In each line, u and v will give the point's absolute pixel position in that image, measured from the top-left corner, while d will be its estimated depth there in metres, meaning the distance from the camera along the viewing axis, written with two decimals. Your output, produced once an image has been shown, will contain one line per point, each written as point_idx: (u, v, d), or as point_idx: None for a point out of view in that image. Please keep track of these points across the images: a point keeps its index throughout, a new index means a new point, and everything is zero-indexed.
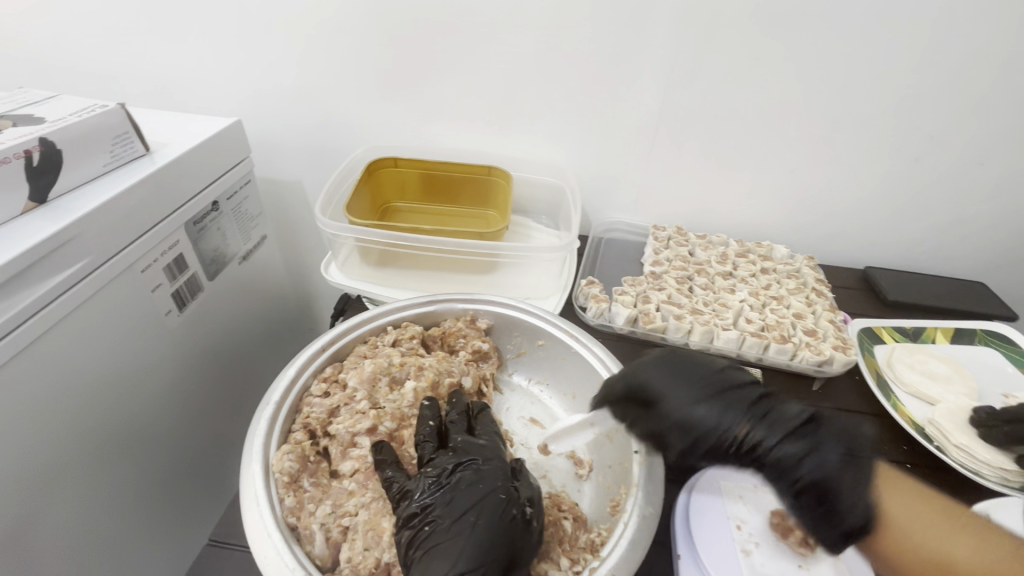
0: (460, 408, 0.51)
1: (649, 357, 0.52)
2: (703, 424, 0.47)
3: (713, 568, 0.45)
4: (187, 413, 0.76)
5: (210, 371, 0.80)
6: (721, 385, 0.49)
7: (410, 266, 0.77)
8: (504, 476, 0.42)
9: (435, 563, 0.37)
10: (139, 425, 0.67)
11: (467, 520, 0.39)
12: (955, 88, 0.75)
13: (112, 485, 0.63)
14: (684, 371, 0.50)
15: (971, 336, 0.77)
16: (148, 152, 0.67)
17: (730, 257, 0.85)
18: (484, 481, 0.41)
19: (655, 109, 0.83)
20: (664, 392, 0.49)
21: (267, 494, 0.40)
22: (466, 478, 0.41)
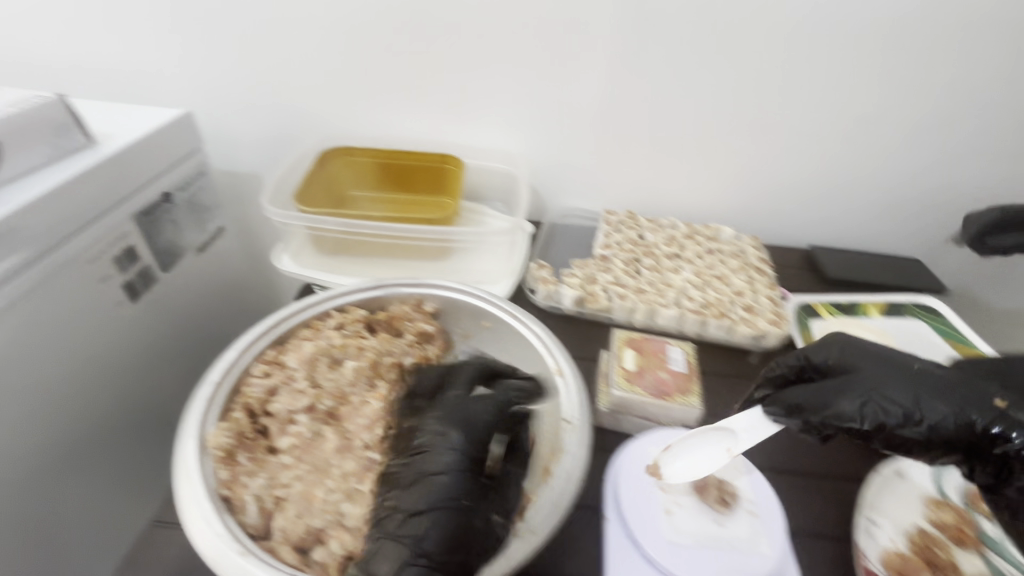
0: (463, 377, 0.50)
1: (833, 345, 0.53)
2: (923, 399, 0.45)
3: (637, 531, 0.47)
4: (129, 406, 0.73)
5: (160, 362, 0.78)
6: (935, 379, 0.46)
7: (362, 253, 0.78)
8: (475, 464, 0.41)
9: (390, 554, 0.37)
10: (95, 415, 0.67)
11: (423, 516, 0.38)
12: (881, 72, 0.78)
13: (64, 473, 0.64)
14: (890, 354, 0.50)
15: (900, 308, 0.81)
16: (94, 144, 0.67)
17: (678, 239, 0.88)
18: (451, 470, 0.40)
19: (603, 97, 0.85)
20: (869, 370, 0.48)
21: (200, 468, 0.42)
22: (431, 466, 0.40)
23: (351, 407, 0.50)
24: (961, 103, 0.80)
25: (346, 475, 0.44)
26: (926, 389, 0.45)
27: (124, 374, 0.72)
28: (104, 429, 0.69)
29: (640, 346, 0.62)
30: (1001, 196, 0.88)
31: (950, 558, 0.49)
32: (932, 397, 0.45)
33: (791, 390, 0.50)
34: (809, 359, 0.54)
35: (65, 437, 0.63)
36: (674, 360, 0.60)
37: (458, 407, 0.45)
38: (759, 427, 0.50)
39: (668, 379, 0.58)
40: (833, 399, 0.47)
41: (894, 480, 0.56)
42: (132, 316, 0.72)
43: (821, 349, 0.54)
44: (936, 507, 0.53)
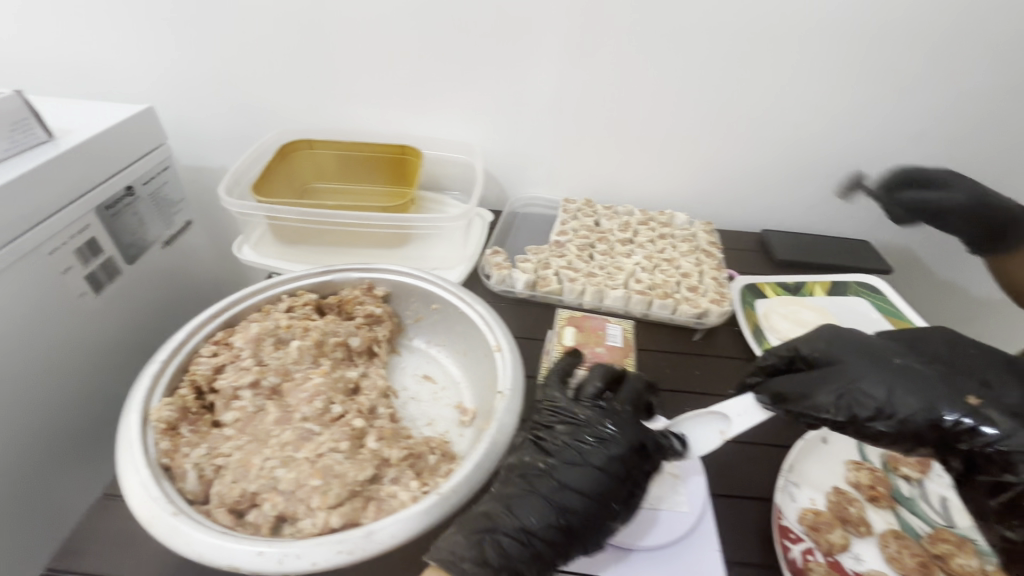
0: (599, 377, 0.53)
1: (822, 337, 0.54)
2: (898, 391, 0.46)
3: None
4: (78, 397, 0.68)
5: (116, 357, 0.74)
6: (917, 373, 0.47)
7: (320, 243, 0.80)
8: (628, 457, 0.48)
9: (527, 508, 0.45)
10: (63, 409, 0.67)
11: (559, 515, 0.44)
12: (820, 58, 0.81)
13: (38, 465, 0.63)
14: (872, 348, 0.51)
15: (844, 288, 0.85)
16: (52, 138, 0.68)
17: (632, 225, 0.90)
18: (602, 477, 0.47)
19: (556, 87, 0.87)
20: (851, 363, 0.49)
21: (142, 439, 0.45)
22: (592, 450, 0.48)
23: (294, 383, 0.53)
24: (898, 88, 0.83)
25: (283, 444, 0.46)
26: (904, 383, 0.46)
27: (80, 363, 0.69)
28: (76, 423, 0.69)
29: (581, 325, 0.67)
30: None
31: (863, 513, 0.52)
32: (908, 392, 0.45)
33: (777, 381, 0.52)
34: (796, 350, 0.55)
35: (39, 427, 0.63)
36: (611, 337, 0.66)
37: (627, 421, 0.50)
38: (752, 411, 0.52)
39: (604, 352, 0.63)
40: (812, 390, 0.49)
41: (818, 444, 0.58)
42: (94, 308, 0.70)
43: (809, 341, 0.55)
44: (855, 467, 0.56)
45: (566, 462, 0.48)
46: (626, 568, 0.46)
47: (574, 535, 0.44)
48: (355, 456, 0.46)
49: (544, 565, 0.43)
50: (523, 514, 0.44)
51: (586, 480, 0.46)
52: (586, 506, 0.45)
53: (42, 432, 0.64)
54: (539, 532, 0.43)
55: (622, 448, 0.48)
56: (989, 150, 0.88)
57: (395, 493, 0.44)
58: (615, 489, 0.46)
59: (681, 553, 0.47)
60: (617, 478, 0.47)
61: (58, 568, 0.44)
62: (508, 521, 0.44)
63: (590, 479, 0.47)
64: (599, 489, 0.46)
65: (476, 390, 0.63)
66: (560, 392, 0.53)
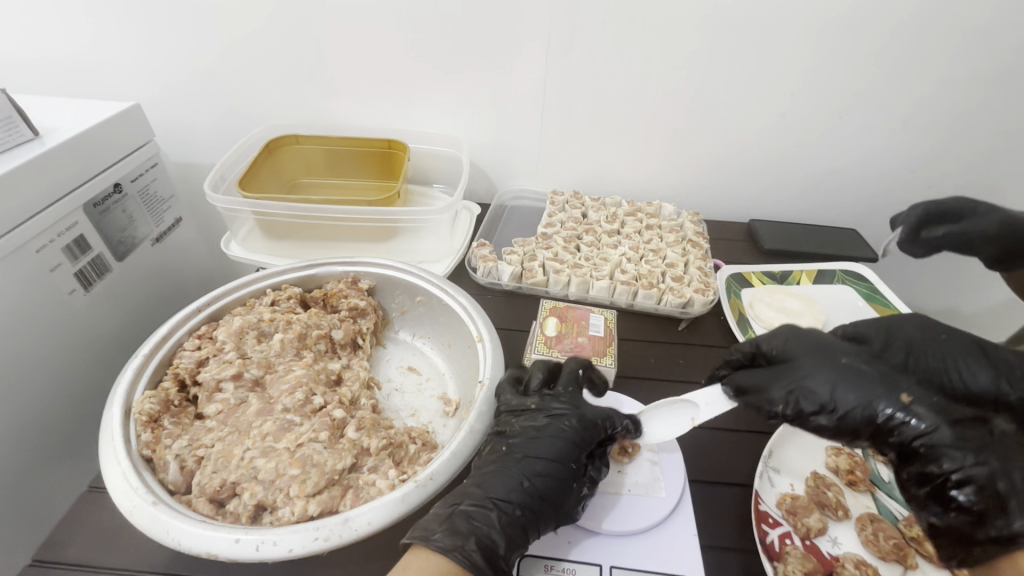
0: (542, 368, 0.55)
1: (781, 334, 0.51)
2: (841, 388, 0.44)
3: None
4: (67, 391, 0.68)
5: (107, 351, 0.75)
6: (860, 368, 0.45)
7: (307, 238, 0.81)
8: (586, 434, 0.49)
9: (498, 485, 0.46)
10: (53, 407, 0.67)
11: (523, 485, 0.46)
12: (808, 46, 0.80)
13: (30, 462, 0.63)
14: (827, 343, 0.48)
15: (831, 276, 0.85)
16: (38, 137, 0.67)
17: (620, 216, 0.91)
18: (558, 448, 0.48)
19: (541, 80, 0.87)
20: (804, 360, 0.47)
21: (124, 432, 0.45)
22: (553, 428, 0.49)
23: (276, 375, 0.54)
24: (883, 76, 0.82)
25: (264, 435, 0.47)
26: (846, 377, 0.45)
27: (71, 359, 0.69)
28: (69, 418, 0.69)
29: (564, 315, 0.67)
30: (928, 165, 0.91)
31: (840, 497, 0.52)
32: (849, 387, 0.44)
33: (738, 374, 0.51)
34: (756, 345, 0.52)
35: (32, 423, 0.64)
36: (594, 327, 0.65)
37: (574, 398, 0.52)
38: (718, 400, 0.51)
39: (586, 342, 0.63)
40: (763, 384, 0.47)
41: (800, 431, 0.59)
42: (84, 305, 0.71)
43: (768, 336, 0.52)
44: (835, 453, 0.56)
45: (524, 438, 0.49)
46: (604, 552, 0.46)
47: (541, 504, 0.45)
48: (334, 446, 0.47)
49: (515, 535, 0.44)
50: (488, 489, 0.46)
51: (544, 451, 0.48)
52: (548, 476, 0.46)
53: (30, 426, 0.63)
54: (504, 501, 0.44)
55: (573, 419, 0.50)
56: (976, 136, 0.87)
57: (373, 481, 0.45)
58: (572, 457, 0.48)
59: (659, 538, 0.47)
60: (573, 446, 0.48)
61: (46, 559, 0.45)
62: (475, 494, 0.45)
63: (546, 449, 0.48)
64: (556, 457, 0.48)
65: (460, 381, 0.64)
66: (510, 386, 0.54)
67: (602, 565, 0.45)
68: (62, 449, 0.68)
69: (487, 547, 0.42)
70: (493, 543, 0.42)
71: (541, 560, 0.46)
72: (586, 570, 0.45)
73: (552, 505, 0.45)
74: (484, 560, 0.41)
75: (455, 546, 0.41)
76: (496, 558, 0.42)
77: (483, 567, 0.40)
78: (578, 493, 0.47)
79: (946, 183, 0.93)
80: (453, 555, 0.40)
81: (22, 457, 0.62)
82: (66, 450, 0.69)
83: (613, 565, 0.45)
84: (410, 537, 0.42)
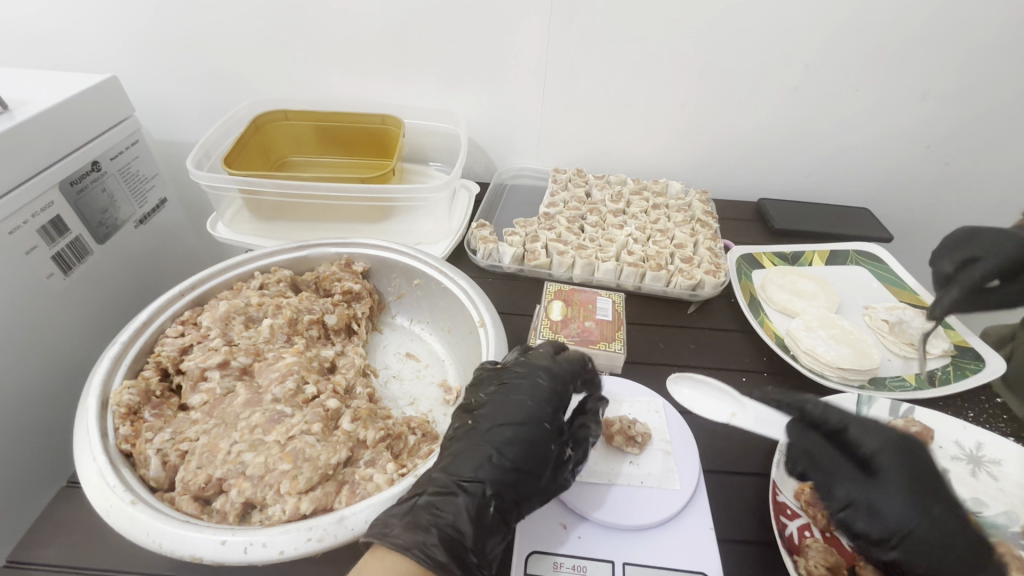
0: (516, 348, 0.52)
1: (881, 439, 0.42)
2: (915, 539, 0.39)
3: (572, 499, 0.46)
4: (44, 379, 0.65)
5: (88, 338, 0.71)
6: (950, 531, 0.39)
7: (298, 219, 0.77)
8: (551, 399, 0.46)
9: (464, 462, 0.42)
10: (32, 394, 0.63)
11: (492, 460, 0.42)
12: (828, 13, 0.75)
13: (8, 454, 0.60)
14: (931, 477, 0.41)
15: (844, 257, 0.82)
16: (7, 110, 0.63)
17: (625, 195, 0.87)
18: (528, 411, 0.45)
19: (541, 49, 0.82)
20: (898, 487, 0.40)
21: (101, 424, 0.42)
22: (515, 390, 0.46)
23: (265, 363, 0.50)
24: (903, 46, 0.78)
25: (252, 427, 0.44)
26: (928, 530, 0.39)
27: (47, 345, 0.65)
28: (50, 406, 0.66)
29: (569, 298, 0.64)
30: (947, 141, 0.88)
31: None
32: (922, 542, 0.39)
33: (810, 441, 0.45)
34: (841, 426, 0.44)
35: (13, 416, 0.61)
36: (601, 311, 0.62)
37: (534, 358, 0.50)
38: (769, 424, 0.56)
39: (594, 327, 0.60)
40: (834, 476, 0.43)
41: None
42: (62, 290, 0.67)
43: (859, 425, 0.43)
44: None
45: (484, 407, 0.45)
46: (616, 548, 0.44)
47: (517, 477, 0.41)
48: (328, 438, 0.44)
49: (487, 522, 0.39)
50: (453, 473, 0.41)
51: (508, 415, 0.44)
52: (518, 444, 0.43)
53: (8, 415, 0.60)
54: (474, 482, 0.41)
55: (539, 376, 0.47)
56: (998, 111, 0.83)
57: (370, 476, 0.42)
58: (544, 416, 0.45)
59: (675, 531, 0.45)
60: (543, 405, 0.45)
61: (22, 560, 0.42)
62: (439, 480, 0.41)
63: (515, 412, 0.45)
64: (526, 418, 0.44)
65: (461, 367, 0.61)
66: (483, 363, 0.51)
67: (614, 562, 0.43)
68: (42, 441, 0.65)
69: (451, 538, 0.38)
70: (459, 533, 0.38)
71: (552, 556, 0.43)
72: (598, 566, 0.43)
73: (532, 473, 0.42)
74: (450, 555, 0.37)
75: (414, 542, 0.36)
76: (462, 550, 0.38)
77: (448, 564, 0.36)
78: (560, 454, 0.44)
79: (964, 160, 0.90)
80: (412, 555, 0.35)
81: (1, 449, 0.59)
82: (48, 440, 0.66)
83: (627, 561, 0.43)
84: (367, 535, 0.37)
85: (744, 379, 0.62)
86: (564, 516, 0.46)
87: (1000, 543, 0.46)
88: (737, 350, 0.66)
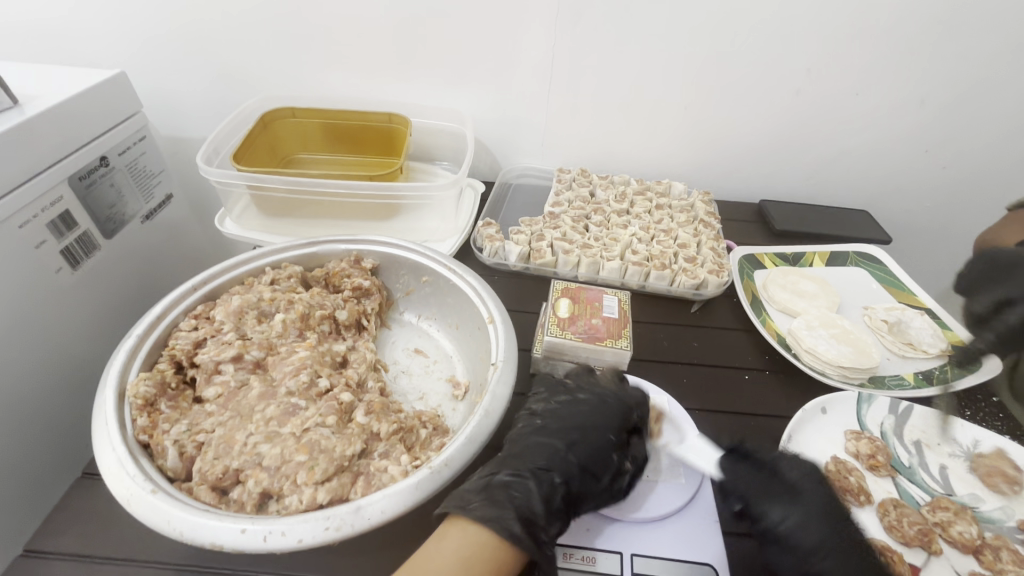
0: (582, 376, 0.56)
1: (804, 472, 0.48)
2: (833, 555, 0.43)
3: None
4: (54, 371, 0.65)
5: (95, 332, 0.71)
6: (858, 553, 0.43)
7: (306, 216, 0.77)
8: (620, 411, 0.51)
9: (533, 454, 0.48)
10: (41, 387, 0.63)
11: (563, 456, 0.48)
12: (828, 17, 0.77)
13: (19, 447, 0.60)
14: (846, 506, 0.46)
15: (844, 258, 0.83)
16: (17, 105, 0.63)
17: (628, 195, 0.88)
18: (597, 421, 0.50)
19: (547, 50, 0.83)
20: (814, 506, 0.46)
21: (119, 415, 0.43)
22: (585, 400, 0.52)
23: (278, 357, 0.51)
24: (903, 51, 0.79)
25: (267, 419, 0.45)
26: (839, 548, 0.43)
27: (56, 338, 0.65)
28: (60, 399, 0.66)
29: (576, 296, 0.65)
30: (945, 145, 0.89)
31: (863, 482, 0.52)
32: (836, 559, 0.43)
33: (742, 470, 0.48)
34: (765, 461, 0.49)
35: (27, 410, 0.61)
36: (607, 309, 0.63)
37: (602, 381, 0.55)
38: (706, 449, 0.50)
39: (600, 325, 0.60)
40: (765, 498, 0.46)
41: (818, 414, 0.57)
42: (71, 284, 0.67)
43: (784, 461, 0.49)
44: (855, 437, 0.55)
45: (557, 413, 0.51)
46: (626, 540, 0.45)
47: (581, 474, 0.47)
48: (342, 431, 0.45)
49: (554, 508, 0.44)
50: (529, 462, 0.47)
51: (578, 420, 0.50)
52: (586, 447, 0.49)
53: (19, 408, 0.60)
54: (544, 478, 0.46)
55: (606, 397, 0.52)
56: (994, 116, 0.85)
57: (384, 468, 0.43)
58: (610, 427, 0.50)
59: (679, 523, 0.46)
60: (613, 420, 0.50)
61: (39, 549, 0.42)
62: (514, 465, 0.46)
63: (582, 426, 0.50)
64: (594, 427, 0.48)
65: (469, 364, 0.61)
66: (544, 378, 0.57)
67: (622, 553, 0.44)
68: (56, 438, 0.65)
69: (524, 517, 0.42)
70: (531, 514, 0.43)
71: (560, 547, 0.44)
72: (607, 558, 0.44)
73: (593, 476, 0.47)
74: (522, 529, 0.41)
75: (494, 516, 0.41)
76: (534, 526, 0.42)
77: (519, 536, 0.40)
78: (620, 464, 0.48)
79: (961, 163, 0.91)
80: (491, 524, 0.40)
81: (19, 444, 0.60)
82: (60, 432, 0.66)
83: (634, 552, 0.44)
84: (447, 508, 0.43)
85: (746, 377, 0.63)
86: (585, 518, 0.47)
87: (996, 538, 0.48)
88: (740, 349, 0.67)
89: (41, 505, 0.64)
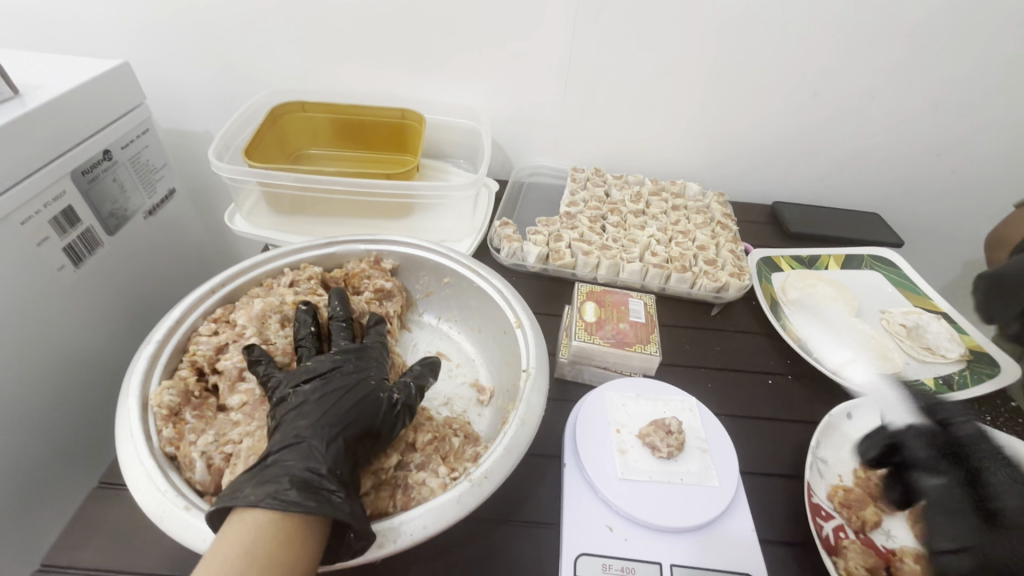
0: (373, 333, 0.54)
1: None
2: None
3: (620, 503, 0.46)
4: (56, 375, 0.62)
5: (98, 335, 0.69)
6: None
7: (319, 214, 0.75)
8: (354, 392, 0.44)
9: (307, 413, 0.42)
10: (42, 394, 0.60)
11: (327, 425, 0.41)
12: (848, 22, 0.76)
13: (22, 458, 0.58)
14: None
15: (859, 261, 0.83)
16: (19, 95, 0.60)
17: (644, 196, 0.87)
18: (350, 400, 0.43)
19: (564, 47, 0.81)
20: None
21: (145, 426, 0.42)
22: (292, 411, 0.43)
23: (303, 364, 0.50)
24: (921, 53, 0.79)
25: None
26: None
27: (60, 340, 0.63)
28: (65, 404, 0.64)
29: (601, 299, 0.64)
30: (956, 149, 0.90)
31: None
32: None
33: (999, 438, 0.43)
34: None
35: (32, 415, 0.59)
36: (634, 312, 0.62)
37: (300, 416, 0.42)
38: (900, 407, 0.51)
39: (628, 329, 0.60)
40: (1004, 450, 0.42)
41: (844, 419, 0.56)
42: (74, 283, 0.64)
43: None
44: None
45: (321, 390, 0.44)
46: (662, 549, 0.44)
47: (362, 439, 0.42)
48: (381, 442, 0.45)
49: (348, 478, 0.39)
50: (312, 420, 0.41)
51: (343, 412, 0.42)
52: (327, 400, 0.43)
53: (22, 414, 0.58)
54: (326, 430, 0.40)
55: (368, 373, 0.47)
56: (1006, 122, 0.85)
57: (423, 480, 0.43)
58: (383, 376, 0.47)
59: (716, 530, 0.46)
60: (357, 397, 0.43)
61: (60, 563, 0.41)
62: (293, 467, 0.38)
63: (350, 371, 0.46)
64: (336, 365, 0.47)
65: (493, 368, 0.61)
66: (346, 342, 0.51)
67: (661, 563, 0.43)
68: (60, 443, 0.63)
69: (307, 480, 0.37)
70: (317, 474, 0.38)
71: (598, 558, 0.43)
72: (646, 568, 0.43)
73: (371, 429, 0.43)
74: (304, 494, 0.36)
75: (272, 493, 0.36)
76: (319, 487, 0.37)
77: (303, 500, 0.35)
78: (389, 399, 0.45)
79: (971, 168, 0.92)
80: (265, 503, 0.35)
81: (25, 453, 0.58)
82: (63, 441, 0.64)
83: (673, 563, 0.43)
84: (215, 504, 0.35)
85: (770, 383, 0.63)
86: (609, 518, 0.46)
87: None
88: (763, 353, 0.67)
89: (47, 517, 0.61)
